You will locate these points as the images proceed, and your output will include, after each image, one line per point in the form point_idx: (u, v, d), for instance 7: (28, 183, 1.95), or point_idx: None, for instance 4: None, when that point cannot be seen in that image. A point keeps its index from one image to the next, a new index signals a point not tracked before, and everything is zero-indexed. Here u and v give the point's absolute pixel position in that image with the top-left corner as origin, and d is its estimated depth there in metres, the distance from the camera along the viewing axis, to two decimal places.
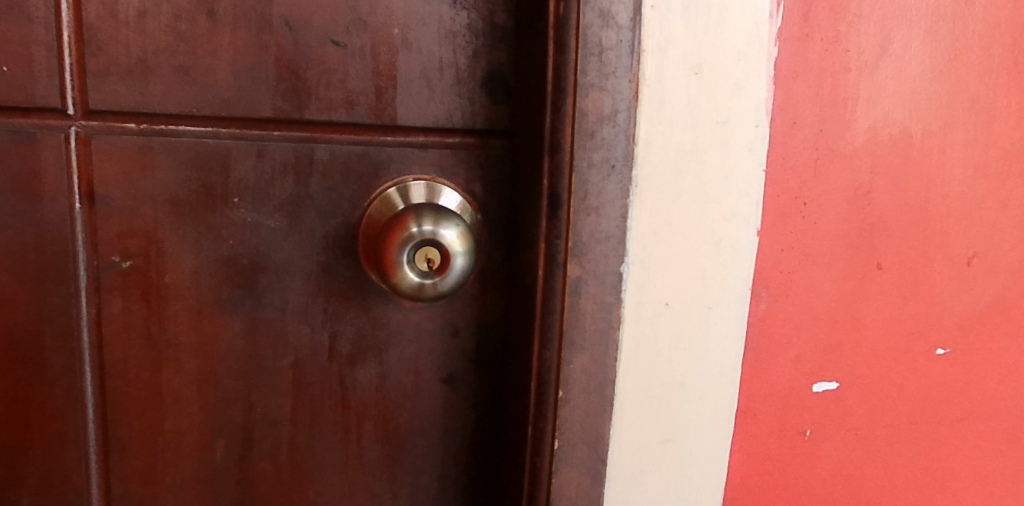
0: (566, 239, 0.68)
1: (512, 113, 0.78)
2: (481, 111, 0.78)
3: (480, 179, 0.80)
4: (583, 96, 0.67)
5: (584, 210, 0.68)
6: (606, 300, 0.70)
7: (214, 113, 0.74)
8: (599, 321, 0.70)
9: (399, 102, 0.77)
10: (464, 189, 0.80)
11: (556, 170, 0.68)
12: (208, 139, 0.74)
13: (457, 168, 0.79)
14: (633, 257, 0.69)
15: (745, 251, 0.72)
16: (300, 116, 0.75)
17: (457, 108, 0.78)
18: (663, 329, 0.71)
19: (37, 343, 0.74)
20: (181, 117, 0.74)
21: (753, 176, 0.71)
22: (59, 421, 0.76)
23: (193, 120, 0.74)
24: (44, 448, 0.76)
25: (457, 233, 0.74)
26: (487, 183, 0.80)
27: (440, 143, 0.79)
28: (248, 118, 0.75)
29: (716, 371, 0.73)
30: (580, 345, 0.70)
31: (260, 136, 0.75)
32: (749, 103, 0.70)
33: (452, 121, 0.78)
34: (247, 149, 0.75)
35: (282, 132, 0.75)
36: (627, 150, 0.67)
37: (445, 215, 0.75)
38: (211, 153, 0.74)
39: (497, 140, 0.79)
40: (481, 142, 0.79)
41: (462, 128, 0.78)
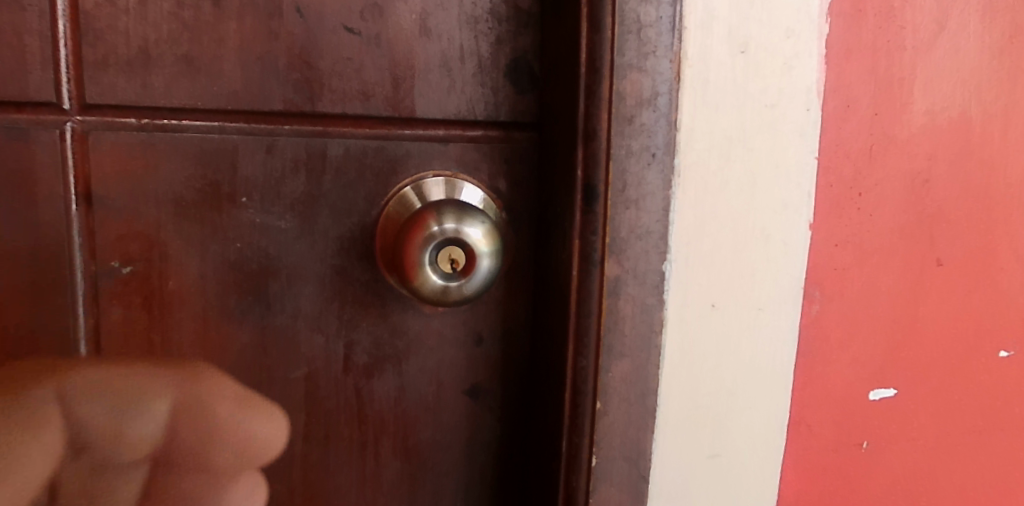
0: (604, 234, 0.62)
1: (539, 102, 0.73)
2: (505, 102, 0.73)
3: (504, 175, 0.74)
4: (620, 77, 0.61)
5: (622, 202, 0.62)
6: (647, 301, 0.63)
7: (219, 104, 0.69)
8: (639, 325, 0.63)
9: (417, 93, 0.71)
10: (487, 185, 0.74)
11: (591, 159, 0.62)
12: (213, 133, 0.69)
13: (480, 164, 0.74)
14: (677, 253, 0.63)
15: (795, 245, 0.66)
16: (312, 108, 0.70)
17: (479, 99, 0.73)
18: (709, 332, 0.65)
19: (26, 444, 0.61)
20: (185, 110, 0.69)
21: (804, 163, 0.65)
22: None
23: (198, 114, 0.69)
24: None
25: (483, 232, 0.69)
26: (512, 179, 0.74)
27: (462, 137, 0.73)
28: (256, 110, 0.69)
29: (767, 377, 0.68)
30: (619, 351, 0.64)
31: (269, 130, 0.70)
32: (800, 86, 0.64)
33: (475, 113, 0.73)
34: (255, 145, 0.70)
35: (292, 126, 0.70)
36: (669, 137, 0.61)
37: (468, 212, 0.69)
38: (218, 149, 0.69)
39: (522, 133, 0.74)
40: (505, 134, 0.74)
41: (485, 120, 0.73)
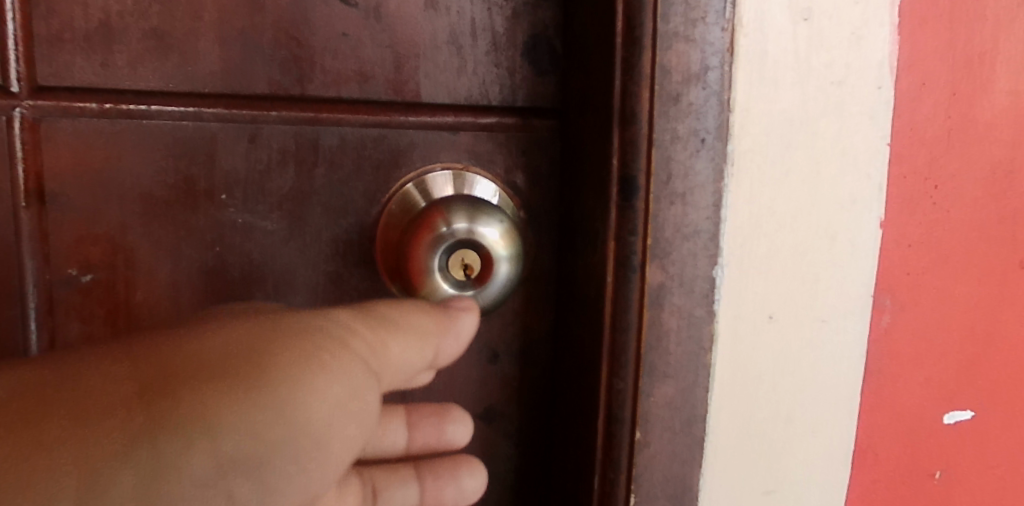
0: (644, 235, 0.52)
1: (561, 85, 0.64)
2: (523, 85, 0.64)
3: (522, 168, 0.65)
4: (664, 48, 0.51)
5: (666, 197, 0.52)
6: (695, 314, 0.53)
7: (194, 86, 0.60)
8: (686, 342, 0.54)
9: (423, 74, 0.62)
10: (503, 180, 0.65)
11: (630, 146, 0.52)
12: (187, 120, 0.60)
13: (494, 155, 0.65)
14: (729, 257, 0.53)
15: (864, 245, 0.57)
16: (302, 92, 0.61)
17: (494, 81, 0.63)
18: (765, 348, 0.56)
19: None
20: (153, 94, 0.59)
21: (874, 151, 0.56)
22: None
23: (170, 98, 0.60)
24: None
25: (500, 233, 0.60)
26: (531, 172, 0.65)
27: (473, 124, 0.64)
28: (237, 94, 0.60)
29: (829, 400, 0.58)
30: (662, 371, 0.54)
31: (252, 116, 0.61)
32: (871, 60, 0.55)
33: (489, 97, 0.64)
34: (235, 134, 0.61)
35: (279, 111, 0.61)
36: (722, 119, 0.52)
37: (482, 208, 0.60)
38: (193, 139, 0.60)
39: (543, 120, 0.65)
40: (523, 121, 0.64)
41: (500, 105, 0.64)
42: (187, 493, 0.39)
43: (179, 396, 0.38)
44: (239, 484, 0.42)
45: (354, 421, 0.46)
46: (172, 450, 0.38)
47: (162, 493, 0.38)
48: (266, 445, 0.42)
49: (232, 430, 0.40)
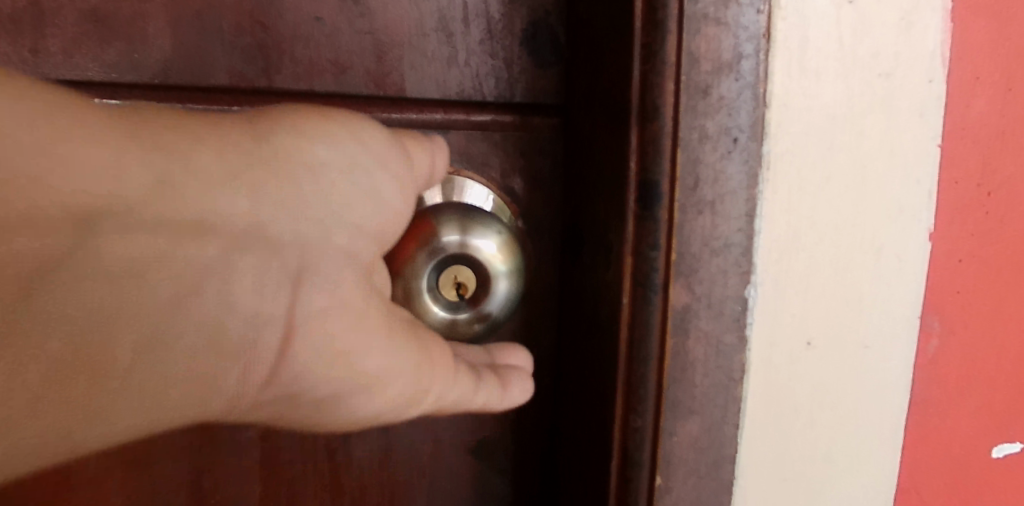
0: (668, 248, 0.45)
1: (563, 80, 0.57)
2: (522, 78, 0.56)
3: (520, 171, 0.58)
4: (691, 32, 0.43)
5: (694, 205, 0.44)
6: (725, 341, 0.46)
7: (142, 77, 0.52)
8: (715, 373, 0.46)
9: (408, 65, 0.55)
10: (499, 185, 0.58)
11: (652, 145, 0.44)
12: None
13: (489, 157, 0.58)
14: (764, 275, 0.46)
15: (911, 261, 0.50)
16: (268, 83, 0.53)
17: (488, 73, 0.56)
18: (803, 378, 0.49)
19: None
20: (92, 86, 0.51)
21: (923, 152, 0.49)
22: (104, 431, 0.35)
23: (112, 90, 0.51)
24: (267, 369, 0.40)
25: (497, 245, 0.54)
26: (531, 175, 0.58)
27: (464, 123, 0.57)
28: (193, 87, 0.52)
29: (872, 435, 0.52)
30: (687, 407, 0.47)
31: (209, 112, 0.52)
32: (922, 49, 0.48)
33: (483, 92, 0.56)
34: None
35: (240, 106, 0.53)
36: (756, 116, 0.44)
37: (473, 217, 0.54)
38: None
39: (543, 117, 0.58)
40: (521, 120, 0.57)
41: (495, 100, 0.57)
42: (294, 176, 0.39)
43: (271, 115, 0.40)
44: (345, 183, 0.41)
45: (387, 168, 0.43)
46: (275, 140, 0.39)
47: (269, 165, 0.39)
48: (341, 169, 0.41)
49: (323, 137, 0.41)
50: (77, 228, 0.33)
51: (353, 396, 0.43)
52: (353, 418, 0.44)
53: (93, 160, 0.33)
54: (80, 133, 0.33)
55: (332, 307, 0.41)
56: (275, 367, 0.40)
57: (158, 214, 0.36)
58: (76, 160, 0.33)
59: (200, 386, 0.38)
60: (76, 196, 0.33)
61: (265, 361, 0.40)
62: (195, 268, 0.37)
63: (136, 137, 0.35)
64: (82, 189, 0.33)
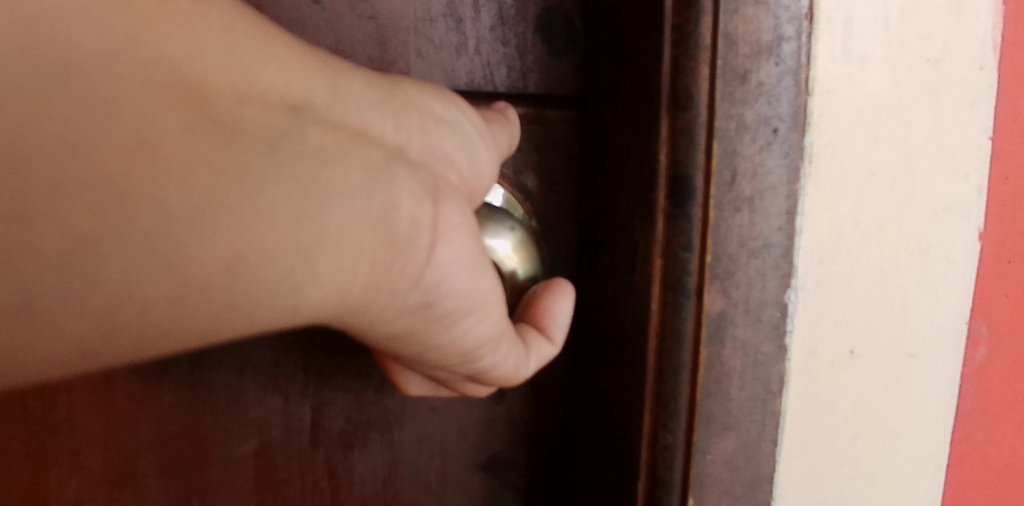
0: (702, 250, 0.41)
1: (580, 71, 0.53)
2: (536, 67, 0.53)
3: (534, 167, 0.54)
4: (729, 12, 0.39)
5: (730, 202, 0.40)
6: (763, 351, 0.42)
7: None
8: (751, 385, 0.42)
9: (414, 52, 0.51)
10: (511, 181, 0.54)
11: (685, 136, 0.41)
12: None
13: None
14: (806, 278, 0.43)
15: (958, 262, 0.47)
16: None
17: (499, 62, 0.52)
18: (846, 391, 0.45)
19: (139, 57, 0.27)
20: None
21: (973, 145, 0.46)
22: (276, 299, 0.30)
23: None
24: (417, 270, 0.35)
25: (510, 243, 0.51)
26: (545, 172, 0.55)
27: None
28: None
29: (916, 450, 0.48)
30: (722, 422, 0.43)
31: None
32: (973, 33, 0.44)
33: (494, 82, 0.52)
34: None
35: None
36: (798, 104, 0.40)
37: (488, 212, 0.51)
38: None
39: (558, 110, 0.54)
40: (535, 112, 0.54)
41: (507, 91, 0.53)
42: (421, 125, 0.37)
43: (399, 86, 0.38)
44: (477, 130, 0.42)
45: (483, 140, 0.42)
46: (404, 89, 0.38)
47: (410, 106, 0.37)
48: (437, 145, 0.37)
49: (434, 96, 0.40)
50: (283, 115, 0.30)
51: (461, 321, 0.38)
52: (449, 351, 0.40)
53: (279, 66, 0.32)
54: (246, 35, 0.31)
55: (462, 223, 0.36)
56: (418, 276, 0.35)
57: (331, 121, 0.33)
58: (250, 59, 0.31)
59: (268, 302, 0.30)
60: (280, 76, 0.32)
61: (418, 262, 0.35)
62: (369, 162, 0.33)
63: (284, 50, 0.33)
64: (273, 85, 0.31)
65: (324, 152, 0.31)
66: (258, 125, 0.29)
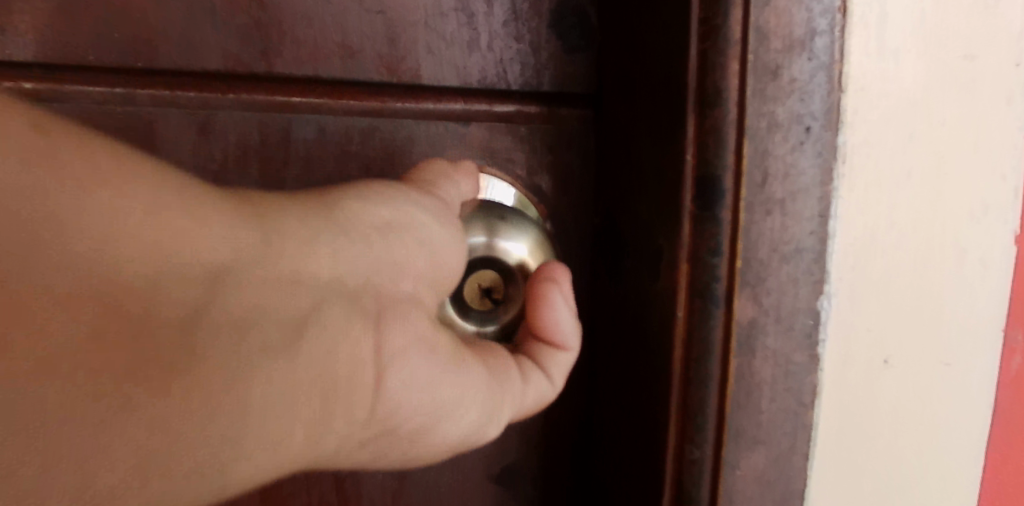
0: (732, 255, 0.39)
1: (596, 68, 0.52)
2: (550, 64, 0.51)
3: (547, 168, 0.53)
4: (761, 4, 0.37)
5: (762, 204, 0.38)
6: (794, 361, 0.40)
7: (121, 59, 0.46)
8: (783, 397, 0.40)
9: (424, 48, 0.49)
10: (524, 183, 0.52)
11: (714, 135, 0.39)
12: (114, 103, 0.47)
13: (513, 153, 0.52)
14: (839, 284, 0.41)
15: (995, 265, 0.45)
16: (267, 70, 0.48)
17: (512, 59, 0.50)
18: (879, 401, 0.43)
19: (50, 265, 0.24)
20: (68, 69, 0.46)
21: (1010, 143, 0.44)
22: (192, 486, 0.27)
23: (99, 76, 0.47)
24: (366, 408, 0.33)
25: (526, 242, 0.50)
26: (559, 174, 0.53)
27: (487, 115, 0.51)
28: (181, 72, 0.47)
29: (950, 460, 0.46)
30: (752, 436, 0.41)
31: (201, 100, 0.48)
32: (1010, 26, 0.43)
33: (507, 80, 0.51)
34: (180, 123, 0.48)
35: (236, 94, 0.48)
36: (831, 101, 0.38)
37: (502, 213, 0.50)
38: (128, 128, 0.47)
39: (572, 109, 0.52)
40: (548, 110, 0.52)
41: (520, 89, 0.51)
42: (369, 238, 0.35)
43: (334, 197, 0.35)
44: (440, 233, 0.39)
45: (444, 247, 0.39)
46: (344, 206, 0.35)
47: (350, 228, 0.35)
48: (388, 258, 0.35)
49: (380, 200, 0.37)
50: (201, 281, 0.28)
51: (433, 427, 0.37)
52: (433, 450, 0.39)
53: (216, 228, 0.29)
54: (182, 201, 0.29)
55: (410, 344, 0.34)
56: (372, 407, 0.34)
57: (264, 279, 0.30)
58: (186, 229, 0.28)
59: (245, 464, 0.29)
60: (213, 235, 0.29)
61: (365, 401, 0.33)
62: (296, 316, 0.30)
63: (207, 206, 0.29)
64: (212, 247, 0.29)
65: (244, 325, 0.28)
66: (176, 301, 0.27)
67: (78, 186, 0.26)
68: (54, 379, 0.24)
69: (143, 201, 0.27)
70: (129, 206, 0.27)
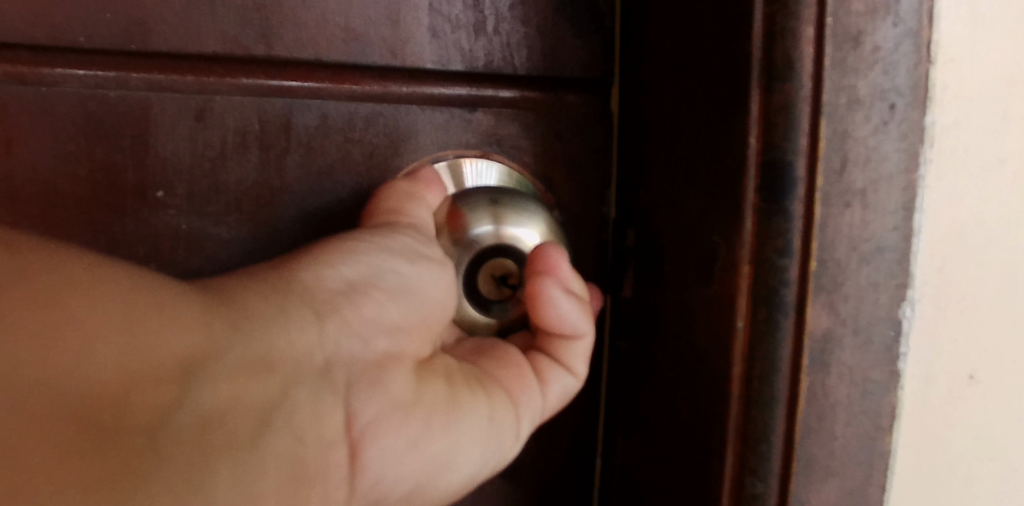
0: (805, 256, 0.33)
1: (605, 52, 0.48)
2: (563, 46, 0.47)
3: (558, 158, 0.49)
4: None
5: (839, 196, 0.32)
6: (872, 379, 0.34)
7: (113, 41, 0.43)
8: (860, 421, 0.34)
9: (427, 30, 0.45)
10: (536, 174, 0.48)
11: (783, 115, 0.33)
12: (107, 87, 0.44)
13: (522, 142, 0.48)
14: (924, 288, 0.35)
15: None
16: (266, 52, 0.44)
17: (524, 42, 0.46)
18: (967, 423, 0.37)
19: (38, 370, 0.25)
20: (63, 51, 0.43)
21: None
22: None
23: (93, 64, 0.44)
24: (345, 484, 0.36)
25: (535, 230, 0.46)
26: (571, 165, 0.49)
27: (494, 101, 0.47)
28: (174, 55, 0.44)
29: None
30: (823, 467, 0.35)
31: (198, 84, 0.44)
32: None
33: (514, 64, 0.46)
34: (177, 108, 0.44)
35: (235, 78, 0.44)
36: (919, 74, 0.32)
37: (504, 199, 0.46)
38: (121, 114, 0.44)
39: (584, 96, 0.48)
40: (552, 98, 0.48)
41: (529, 74, 0.47)
42: (330, 310, 0.37)
43: (297, 272, 0.37)
44: (374, 295, 0.39)
45: (393, 312, 0.40)
46: (300, 280, 0.37)
47: (313, 300, 0.36)
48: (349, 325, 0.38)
49: (345, 260, 0.39)
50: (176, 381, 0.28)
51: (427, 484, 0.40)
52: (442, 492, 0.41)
53: (193, 325, 0.30)
54: (133, 290, 0.29)
55: (381, 415, 0.38)
56: (350, 484, 0.36)
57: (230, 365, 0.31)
58: (153, 322, 0.29)
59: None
60: (182, 330, 0.30)
61: (342, 475, 0.36)
62: (265, 404, 0.32)
63: (159, 297, 0.30)
64: (180, 342, 0.29)
65: (211, 420, 0.29)
66: (155, 402, 0.27)
67: (58, 286, 0.26)
68: (52, 443, 0.24)
69: (117, 299, 0.28)
70: (103, 307, 0.27)
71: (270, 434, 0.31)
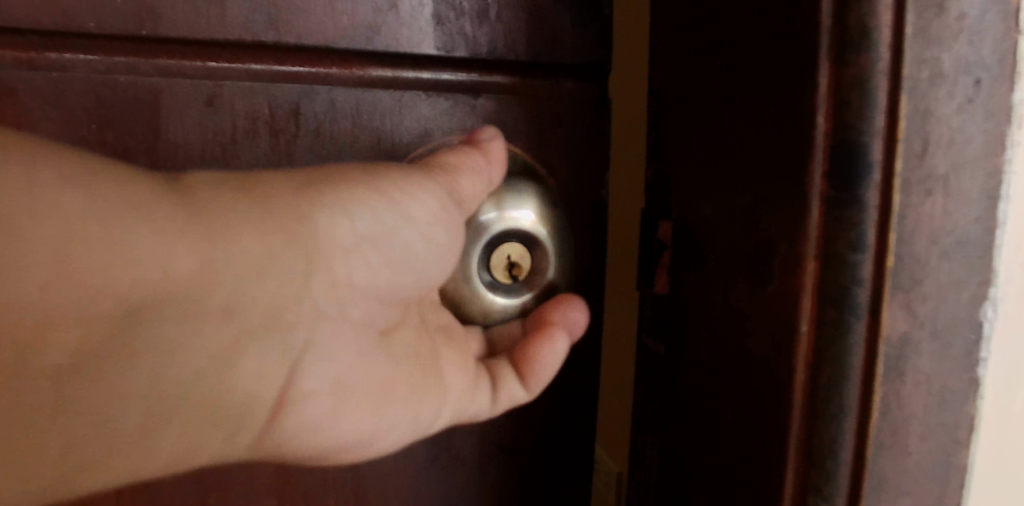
0: (883, 253, 0.29)
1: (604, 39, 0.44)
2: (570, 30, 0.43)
3: (559, 146, 0.45)
4: None
5: (919, 183, 0.29)
6: (950, 387, 0.31)
7: (123, 26, 0.38)
8: (936, 433, 0.31)
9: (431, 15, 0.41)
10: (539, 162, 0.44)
11: (861, 93, 0.29)
12: (117, 72, 0.39)
13: (522, 128, 0.44)
14: (1007, 285, 0.31)
15: None
16: (277, 39, 0.40)
17: (523, 27, 0.42)
18: None
19: None
20: (65, 35, 0.38)
21: None
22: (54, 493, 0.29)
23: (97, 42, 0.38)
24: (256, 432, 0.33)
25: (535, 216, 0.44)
26: (574, 155, 0.45)
27: (494, 86, 0.43)
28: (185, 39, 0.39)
29: None
30: (897, 487, 0.31)
31: (207, 69, 0.40)
32: None
33: (512, 48, 0.42)
34: (188, 94, 0.40)
35: (246, 63, 0.40)
36: (1006, 45, 0.29)
37: (501, 181, 0.43)
38: (128, 100, 0.39)
39: (587, 82, 0.44)
40: (551, 83, 0.44)
41: (528, 59, 0.43)
42: (332, 253, 0.33)
43: (320, 202, 0.33)
44: (377, 254, 0.35)
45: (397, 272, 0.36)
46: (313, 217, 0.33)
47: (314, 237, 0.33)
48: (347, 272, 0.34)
49: (366, 212, 0.34)
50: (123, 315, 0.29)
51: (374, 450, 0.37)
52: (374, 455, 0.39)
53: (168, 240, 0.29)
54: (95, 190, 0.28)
55: (341, 370, 0.35)
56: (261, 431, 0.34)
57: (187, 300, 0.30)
58: (96, 235, 0.27)
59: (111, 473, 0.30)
60: (173, 250, 0.29)
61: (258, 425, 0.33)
62: (208, 349, 0.31)
63: (130, 200, 0.28)
64: (153, 257, 0.29)
65: (131, 348, 0.29)
66: (72, 338, 0.28)
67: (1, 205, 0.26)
68: None
69: (82, 221, 0.27)
70: (53, 222, 0.27)
71: (204, 406, 0.31)
